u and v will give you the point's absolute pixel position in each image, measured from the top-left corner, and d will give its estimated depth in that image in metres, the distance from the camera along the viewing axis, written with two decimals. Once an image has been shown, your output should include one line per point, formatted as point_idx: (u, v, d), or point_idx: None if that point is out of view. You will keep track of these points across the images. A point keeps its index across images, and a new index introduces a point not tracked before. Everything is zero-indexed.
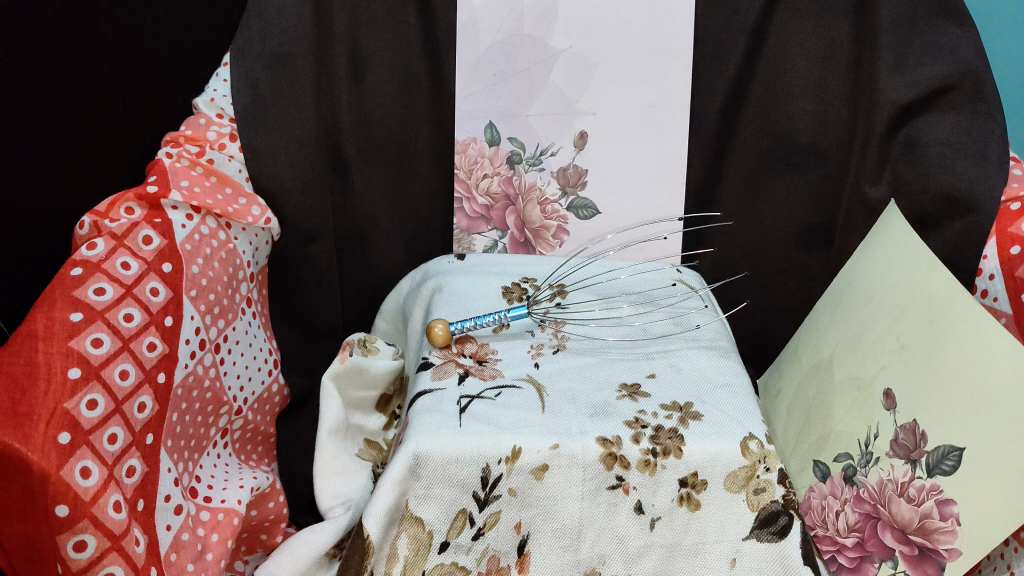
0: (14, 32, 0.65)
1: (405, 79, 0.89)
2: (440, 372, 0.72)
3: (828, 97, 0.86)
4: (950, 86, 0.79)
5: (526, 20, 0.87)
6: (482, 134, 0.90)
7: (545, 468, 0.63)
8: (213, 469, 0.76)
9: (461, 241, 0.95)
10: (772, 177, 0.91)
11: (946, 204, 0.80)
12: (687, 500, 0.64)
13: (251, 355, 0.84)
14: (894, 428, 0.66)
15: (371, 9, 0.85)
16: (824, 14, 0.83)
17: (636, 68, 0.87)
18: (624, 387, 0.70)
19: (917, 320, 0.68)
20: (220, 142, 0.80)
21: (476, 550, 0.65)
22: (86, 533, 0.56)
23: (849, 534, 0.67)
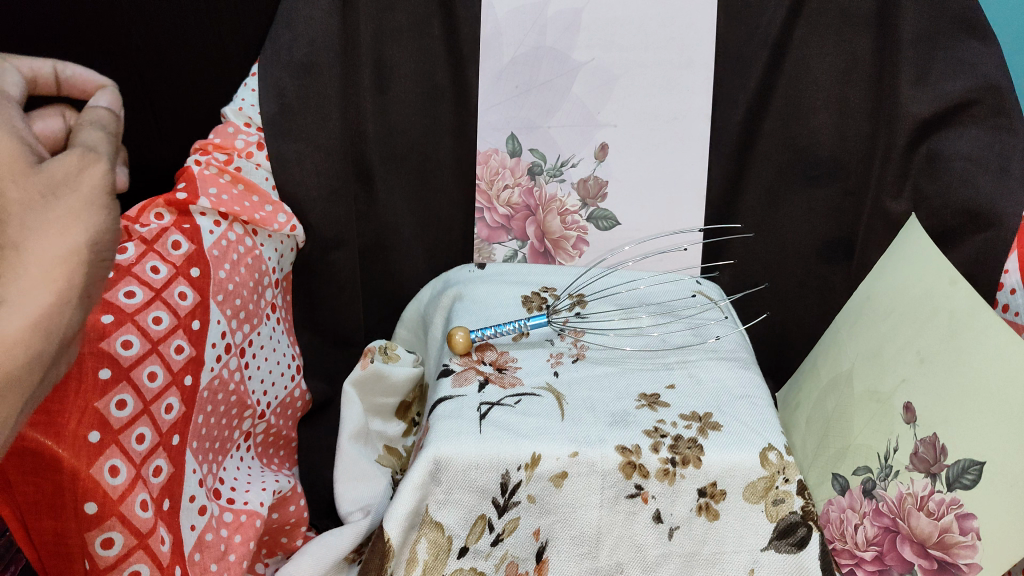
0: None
1: (429, 90, 0.91)
2: (460, 378, 0.72)
3: (849, 110, 0.86)
4: (971, 101, 0.78)
5: (549, 32, 0.87)
6: (504, 145, 0.92)
7: (564, 475, 0.64)
8: (236, 472, 0.77)
9: (481, 251, 0.97)
10: (793, 191, 0.92)
11: (967, 218, 0.81)
12: (706, 510, 0.64)
13: (275, 359, 0.85)
14: (913, 441, 0.66)
15: (397, 21, 0.86)
16: (847, 28, 0.83)
17: (658, 80, 0.87)
18: (644, 396, 0.71)
19: (939, 333, 0.68)
20: (248, 150, 0.81)
21: (495, 556, 0.66)
22: (113, 531, 0.57)
23: (868, 548, 0.66)
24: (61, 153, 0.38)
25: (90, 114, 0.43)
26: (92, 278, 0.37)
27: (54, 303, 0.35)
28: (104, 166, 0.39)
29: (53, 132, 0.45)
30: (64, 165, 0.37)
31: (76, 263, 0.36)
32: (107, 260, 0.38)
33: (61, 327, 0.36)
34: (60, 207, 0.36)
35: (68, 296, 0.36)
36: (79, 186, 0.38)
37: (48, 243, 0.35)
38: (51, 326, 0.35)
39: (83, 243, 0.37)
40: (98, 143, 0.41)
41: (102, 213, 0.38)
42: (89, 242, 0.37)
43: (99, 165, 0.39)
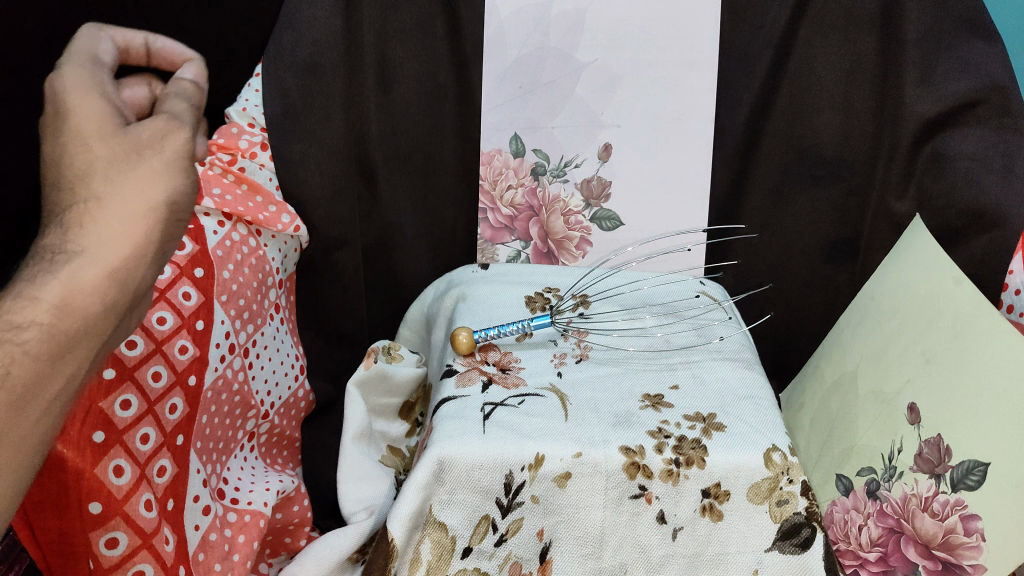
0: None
1: (432, 90, 0.91)
2: (464, 378, 0.72)
3: (853, 111, 0.86)
4: (977, 101, 0.78)
5: (553, 32, 0.87)
6: (507, 146, 0.91)
7: (568, 475, 0.64)
8: (240, 472, 0.77)
9: (485, 251, 0.96)
10: (797, 191, 0.92)
11: (972, 218, 0.81)
12: (709, 511, 0.64)
13: (278, 360, 0.85)
14: (918, 442, 0.66)
15: (400, 22, 0.86)
16: (851, 28, 0.83)
17: (662, 81, 0.87)
18: (648, 397, 0.71)
19: (943, 334, 0.67)
20: (252, 151, 0.81)
21: (498, 556, 0.66)
22: (117, 531, 0.58)
23: (872, 548, 0.66)
24: (150, 121, 0.47)
25: (178, 85, 0.54)
26: (169, 232, 0.47)
27: (130, 252, 0.45)
28: (184, 134, 0.49)
29: (139, 99, 0.53)
30: (149, 130, 0.47)
31: (150, 220, 0.46)
32: (180, 218, 0.48)
33: (135, 275, 0.46)
34: (139, 168, 0.46)
35: (144, 248, 0.46)
36: (161, 149, 0.47)
37: (128, 202, 0.45)
38: (127, 273, 0.45)
39: (159, 201, 0.46)
40: (183, 112, 0.51)
41: (181, 176, 0.47)
42: (165, 200, 0.46)
43: (180, 133, 0.48)
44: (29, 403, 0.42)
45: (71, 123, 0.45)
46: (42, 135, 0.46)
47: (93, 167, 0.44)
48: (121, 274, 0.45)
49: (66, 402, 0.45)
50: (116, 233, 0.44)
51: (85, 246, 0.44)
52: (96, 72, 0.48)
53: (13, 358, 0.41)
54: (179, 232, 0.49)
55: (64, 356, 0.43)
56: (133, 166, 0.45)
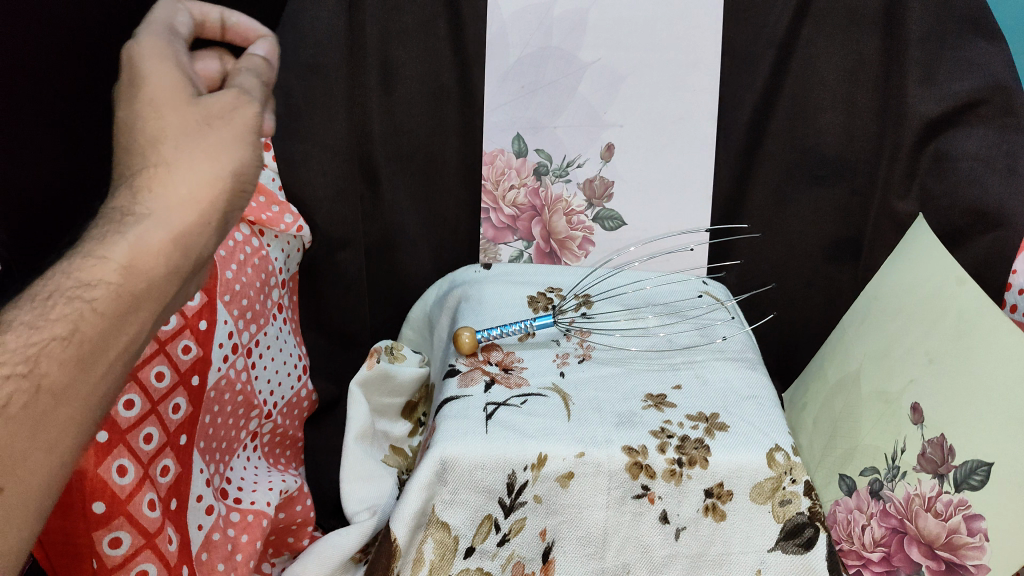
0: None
1: (435, 90, 0.91)
2: (466, 378, 0.73)
3: (856, 110, 0.86)
4: (978, 101, 0.79)
5: (556, 32, 0.87)
6: (510, 146, 0.91)
7: (570, 475, 0.64)
8: (243, 472, 0.78)
9: (487, 251, 0.96)
10: (800, 191, 0.91)
11: (975, 218, 0.81)
12: (712, 511, 0.64)
13: (282, 360, 0.85)
14: (921, 442, 0.65)
15: (402, 22, 0.86)
16: (854, 28, 0.83)
17: (665, 80, 0.87)
18: (650, 396, 0.71)
19: (947, 334, 0.67)
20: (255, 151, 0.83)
21: (501, 556, 0.66)
22: (121, 530, 0.58)
23: (875, 549, 0.66)
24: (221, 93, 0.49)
25: (249, 61, 0.54)
26: (230, 204, 0.48)
27: (195, 219, 0.46)
28: (253, 109, 0.50)
29: (211, 71, 0.55)
30: (220, 102, 0.48)
31: (216, 188, 0.46)
32: (243, 188, 0.49)
33: (198, 242, 0.46)
34: (209, 137, 0.47)
35: (208, 216, 0.46)
36: (230, 122, 0.48)
37: (195, 168, 0.46)
38: (192, 236, 0.46)
39: (225, 171, 0.47)
40: (253, 87, 0.51)
41: (247, 149, 0.48)
42: (231, 170, 0.47)
43: (249, 107, 0.49)
44: (96, 358, 0.42)
45: (145, 89, 0.46)
46: (116, 102, 0.47)
47: (165, 132, 0.46)
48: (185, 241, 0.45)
49: (128, 362, 0.45)
50: (182, 198, 0.45)
51: (152, 209, 0.44)
52: (172, 39, 0.49)
53: (81, 315, 0.41)
54: (239, 205, 0.50)
55: (127, 317, 0.43)
56: (203, 134, 0.47)
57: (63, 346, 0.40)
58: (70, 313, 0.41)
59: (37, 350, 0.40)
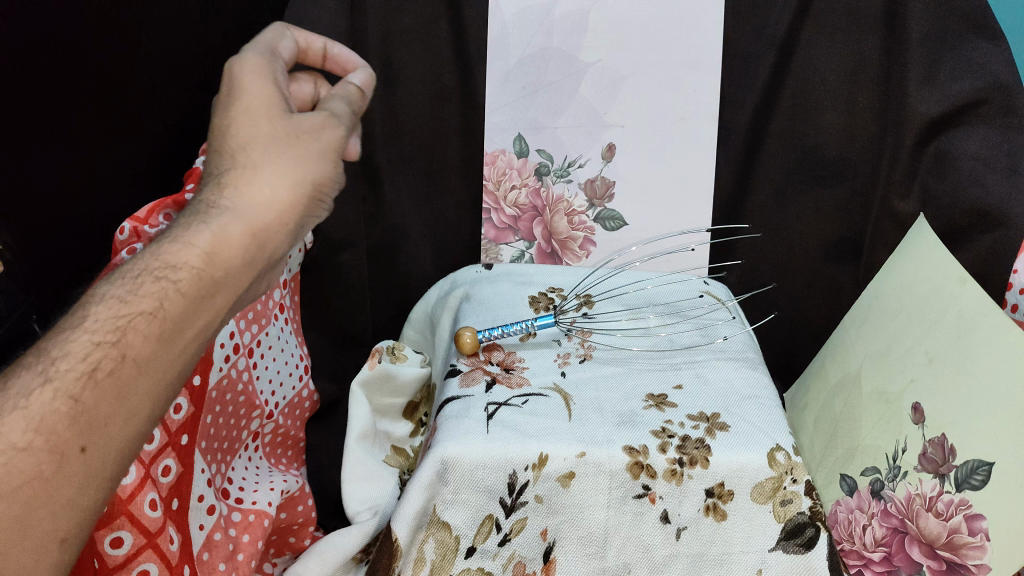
0: (49, 45, 0.66)
1: (436, 91, 0.91)
2: (468, 378, 0.73)
3: (857, 111, 0.86)
4: (980, 100, 0.78)
5: (557, 34, 0.87)
6: (512, 146, 0.91)
7: (571, 475, 0.64)
8: (245, 472, 0.78)
9: (488, 252, 0.96)
10: (801, 191, 0.92)
11: (976, 218, 0.81)
12: (713, 510, 0.64)
13: (284, 360, 0.85)
14: (922, 442, 0.65)
15: (404, 23, 0.87)
16: (854, 28, 0.83)
17: (666, 80, 0.87)
18: (652, 396, 0.71)
19: (947, 333, 0.67)
20: None
21: (502, 556, 0.66)
22: (123, 530, 0.58)
23: (876, 549, 0.66)
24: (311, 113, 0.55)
25: (344, 88, 0.62)
26: (308, 211, 0.53)
27: (274, 220, 0.51)
28: (339, 131, 0.56)
29: (304, 93, 0.67)
30: (309, 121, 0.54)
31: (296, 193, 0.52)
32: (321, 199, 0.54)
33: (273, 241, 0.51)
34: (295, 147, 0.53)
35: (286, 219, 0.52)
36: (317, 139, 0.54)
37: (279, 174, 0.51)
38: (268, 233, 0.51)
39: (307, 180, 0.52)
40: (343, 114, 0.58)
41: (329, 166, 0.54)
42: (312, 181, 0.53)
43: (335, 130, 0.56)
44: (177, 336, 0.46)
45: (243, 100, 0.53)
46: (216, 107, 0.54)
47: (254, 139, 0.52)
48: (261, 235, 0.51)
49: (202, 345, 0.49)
50: (263, 199, 0.51)
51: (234, 204, 0.50)
52: (271, 60, 0.56)
53: (165, 294, 0.45)
54: (314, 214, 0.55)
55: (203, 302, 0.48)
56: (292, 145, 0.53)
57: (149, 321, 0.44)
58: (156, 291, 0.45)
59: (125, 323, 0.44)
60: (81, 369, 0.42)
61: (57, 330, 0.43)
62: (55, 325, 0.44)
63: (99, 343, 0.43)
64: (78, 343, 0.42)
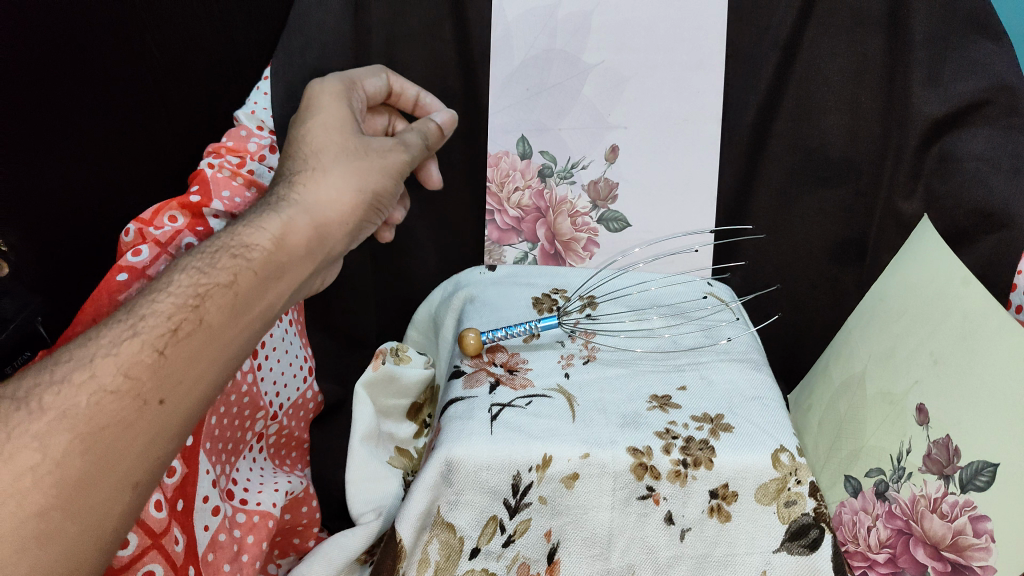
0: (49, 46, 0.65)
1: (440, 94, 0.91)
2: (471, 380, 0.73)
3: (860, 112, 0.86)
4: (985, 101, 0.78)
5: (560, 35, 0.86)
6: (515, 147, 0.91)
7: (575, 476, 0.64)
8: (249, 474, 0.78)
9: (491, 253, 0.96)
10: (803, 193, 0.92)
11: (979, 218, 0.81)
12: (718, 512, 0.64)
13: (288, 361, 0.85)
14: (927, 443, 0.65)
15: (407, 26, 0.87)
16: (858, 29, 0.82)
17: (670, 80, 0.86)
18: (655, 398, 0.70)
19: (951, 335, 0.67)
20: (260, 153, 0.82)
21: (506, 557, 0.65)
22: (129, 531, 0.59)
23: (881, 550, 0.66)
24: (383, 140, 0.73)
25: (425, 126, 0.79)
26: (366, 213, 0.70)
27: (338, 218, 0.67)
28: (403, 155, 0.73)
29: (377, 126, 0.86)
30: (378, 145, 0.72)
31: (357, 198, 0.68)
32: (378, 204, 0.71)
33: (334, 235, 0.67)
34: (361, 161, 0.69)
35: (348, 219, 0.68)
36: (384, 158, 0.71)
37: (344, 180, 0.67)
38: (324, 227, 0.66)
39: (369, 190, 0.69)
40: (413, 143, 0.75)
41: (388, 180, 0.71)
42: (374, 191, 0.69)
43: (399, 153, 0.73)
44: (245, 309, 0.58)
45: (320, 119, 0.70)
46: (296, 122, 0.71)
47: (326, 150, 0.68)
48: (323, 227, 0.66)
49: (263, 321, 0.61)
50: (327, 199, 0.66)
51: (303, 200, 0.65)
52: (348, 92, 0.74)
53: (240, 269, 0.58)
54: (370, 217, 0.72)
55: (273, 281, 0.61)
56: (356, 157, 0.69)
57: (224, 291, 0.57)
58: (231, 267, 0.58)
59: (205, 291, 0.56)
60: (167, 328, 0.52)
61: (146, 296, 0.55)
62: (145, 289, 0.56)
63: (181, 307, 0.54)
64: (164, 306, 0.54)
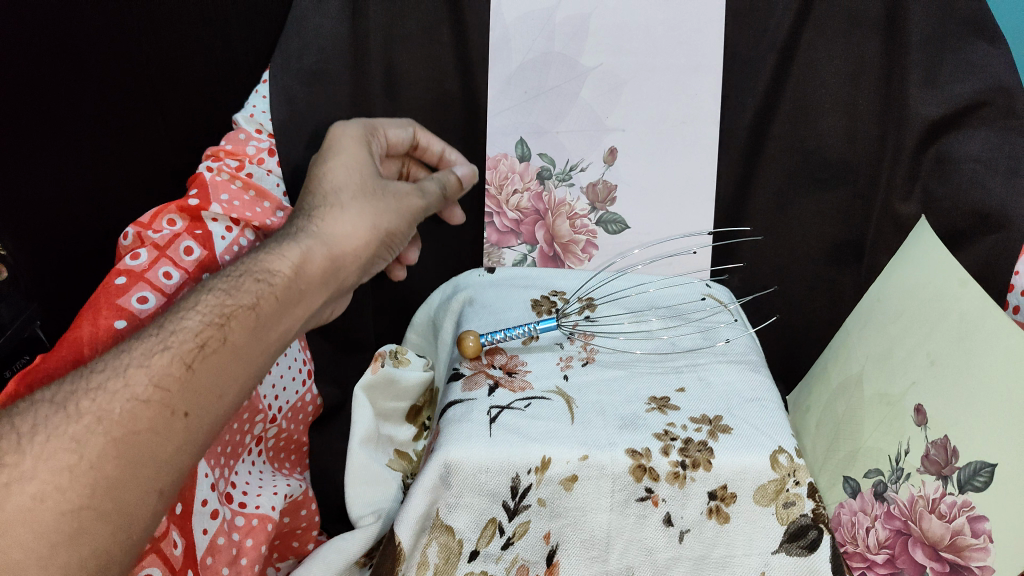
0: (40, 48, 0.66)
1: (439, 97, 0.92)
2: (470, 382, 0.73)
3: (858, 114, 0.86)
4: (982, 102, 0.78)
5: (558, 38, 0.87)
6: (513, 150, 0.91)
7: (574, 479, 0.64)
8: (248, 477, 0.78)
9: (490, 256, 0.97)
10: (801, 194, 0.92)
11: (977, 219, 0.81)
12: (716, 513, 0.64)
13: (287, 364, 0.86)
14: (925, 444, 0.65)
15: (405, 29, 0.87)
16: (854, 31, 0.83)
17: (668, 83, 0.87)
18: (654, 400, 0.71)
19: (949, 336, 0.67)
20: (259, 156, 0.82)
21: (505, 559, 0.66)
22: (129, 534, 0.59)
23: (879, 551, 0.66)
24: (399, 185, 0.75)
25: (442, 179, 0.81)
26: (375, 252, 0.71)
27: (352, 254, 0.68)
28: (417, 201, 0.76)
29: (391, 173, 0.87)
30: (395, 190, 0.74)
31: (371, 235, 0.69)
32: (388, 244, 0.73)
33: (344, 271, 0.68)
34: (378, 201, 0.71)
35: (360, 254, 0.69)
36: (399, 204, 0.73)
37: (361, 217, 0.69)
38: (340, 259, 0.67)
39: (382, 229, 0.70)
40: (427, 194, 0.78)
41: (400, 222, 0.73)
42: (386, 231, 0.71)
43: (413, 199, 0.75)
44: (264, 332, 0.59)
45: (343, 157, 0.72)
46: (317, 157, 0.73)
47: (346, 186, 0.70)
48: (337, 261, 0.67)
49: (276, 345, 0.62)
50: (345, 233, 0.67)
51: (321, 230, 0.66)
52: (367, 135, 0.76)
53: (262, 292, 0.59)
54: (378, 256, 0.73)
55: (288, 310, 0.62)
56: (373, 196, 0.71)
57: (247, 312, 0.58)
58: (255, 289, 0.59)
59: (230, 312, 0.57)
60: (193, 344, 0.54)
61: (172, 314, 0.56)
62: (171, 309, 0.57)
63: (208, 325, 0.55)
64: (191, 323, 0.55)
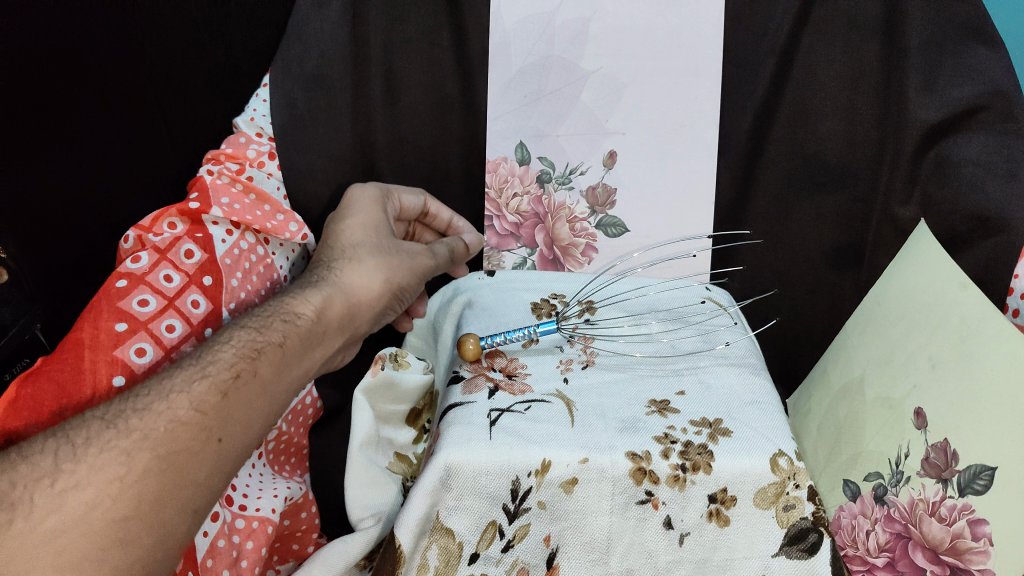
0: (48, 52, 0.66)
1: (439, 100, 0.92)
2: (471, 386, 0.73)
3: (857, 119, 0.86)
4: (979, 107, 0.79)
5: (558, 42, 0.87)
6: (513, 154, 0.91)
7: (574, 481, 0.64)
8: (248, 479, 0.77)
9: (490, 259, 0.97)
10: (800, 198, 0.92)
11: (977, 222, 0.81)
12: (716, 517, 0.64)
13: None
14: (925, 447, 0.66)
15: (406, 33, 0.88)
16: (852, 36, 0.83)
17: (668, 86, 0.87)
18: (653, 403, 0.71)
19: (949, 339, 0.67)
20: (259, 159, 0.85)
21: (505, 562, 0.66)
22: None
23: (880, 554, 0.67)
24: (413, 244, 0.78)
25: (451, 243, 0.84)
26: (387, 308, 0.73)
27: (366, 307, 0.70)
28: (429, 259, 0.78)
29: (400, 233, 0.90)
30: (409, 249, 0.76)
31: (385, 287, 0.71)
32: (399, 299, 0.75)
33: (358, 324, 0.70)
34: (393, 255, 0.74)
35: (373, 307, 0.71)
36: (414, 261, 0.76)
37: (377, 269, 0.71)
38: (356, 310, 0.69)
39: (396, 285, 0.73)
40: (439, 254, 0.80)
41: (414, 278, 0.75)
42: (399, 287, 0.73)
43: (427, 259, 0.78)
44: (288, 371, 0.61)
45: (362, 215, 0.75)
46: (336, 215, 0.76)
47: (364, 239, 0.73)
48: (353, 312, 0.69)
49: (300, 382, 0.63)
50: (362, 284, 0.70)
51: (342, 280, 0.69)
52: (383, 196, 0.79)
53: (289, 331, 0.62)
54: (388, 313, 0.75)
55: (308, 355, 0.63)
56: (391, 252, 0.74)
57: (276, 349, 0.60)
58: (283, 329, 0.62)
59: (261, 347, 0.59)
60: (227, 374, 0.56)
61: (204, 348, 0.58)
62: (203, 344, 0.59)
63: (241, 356, 0.57)
64: (226, 355, 0.57)
